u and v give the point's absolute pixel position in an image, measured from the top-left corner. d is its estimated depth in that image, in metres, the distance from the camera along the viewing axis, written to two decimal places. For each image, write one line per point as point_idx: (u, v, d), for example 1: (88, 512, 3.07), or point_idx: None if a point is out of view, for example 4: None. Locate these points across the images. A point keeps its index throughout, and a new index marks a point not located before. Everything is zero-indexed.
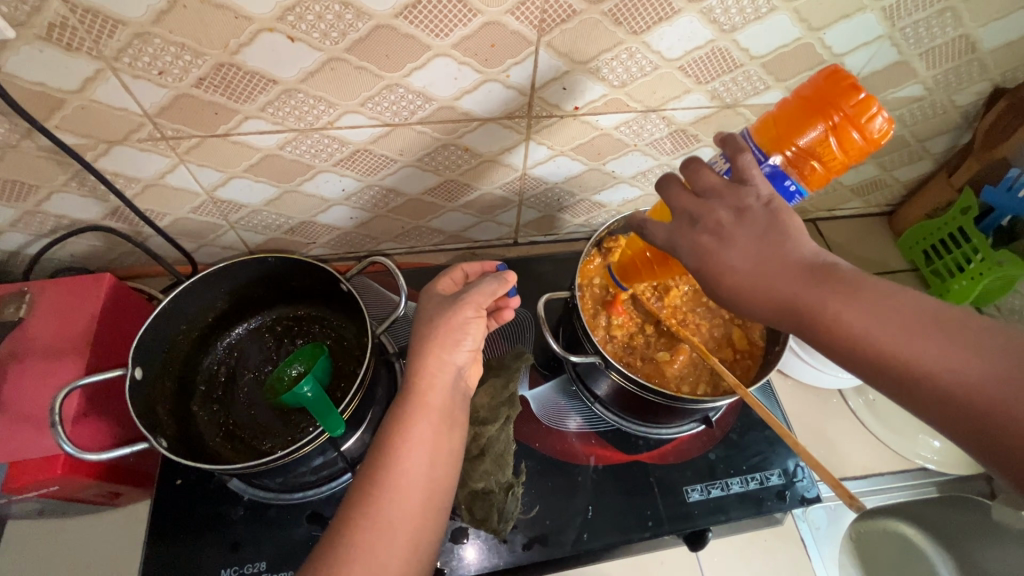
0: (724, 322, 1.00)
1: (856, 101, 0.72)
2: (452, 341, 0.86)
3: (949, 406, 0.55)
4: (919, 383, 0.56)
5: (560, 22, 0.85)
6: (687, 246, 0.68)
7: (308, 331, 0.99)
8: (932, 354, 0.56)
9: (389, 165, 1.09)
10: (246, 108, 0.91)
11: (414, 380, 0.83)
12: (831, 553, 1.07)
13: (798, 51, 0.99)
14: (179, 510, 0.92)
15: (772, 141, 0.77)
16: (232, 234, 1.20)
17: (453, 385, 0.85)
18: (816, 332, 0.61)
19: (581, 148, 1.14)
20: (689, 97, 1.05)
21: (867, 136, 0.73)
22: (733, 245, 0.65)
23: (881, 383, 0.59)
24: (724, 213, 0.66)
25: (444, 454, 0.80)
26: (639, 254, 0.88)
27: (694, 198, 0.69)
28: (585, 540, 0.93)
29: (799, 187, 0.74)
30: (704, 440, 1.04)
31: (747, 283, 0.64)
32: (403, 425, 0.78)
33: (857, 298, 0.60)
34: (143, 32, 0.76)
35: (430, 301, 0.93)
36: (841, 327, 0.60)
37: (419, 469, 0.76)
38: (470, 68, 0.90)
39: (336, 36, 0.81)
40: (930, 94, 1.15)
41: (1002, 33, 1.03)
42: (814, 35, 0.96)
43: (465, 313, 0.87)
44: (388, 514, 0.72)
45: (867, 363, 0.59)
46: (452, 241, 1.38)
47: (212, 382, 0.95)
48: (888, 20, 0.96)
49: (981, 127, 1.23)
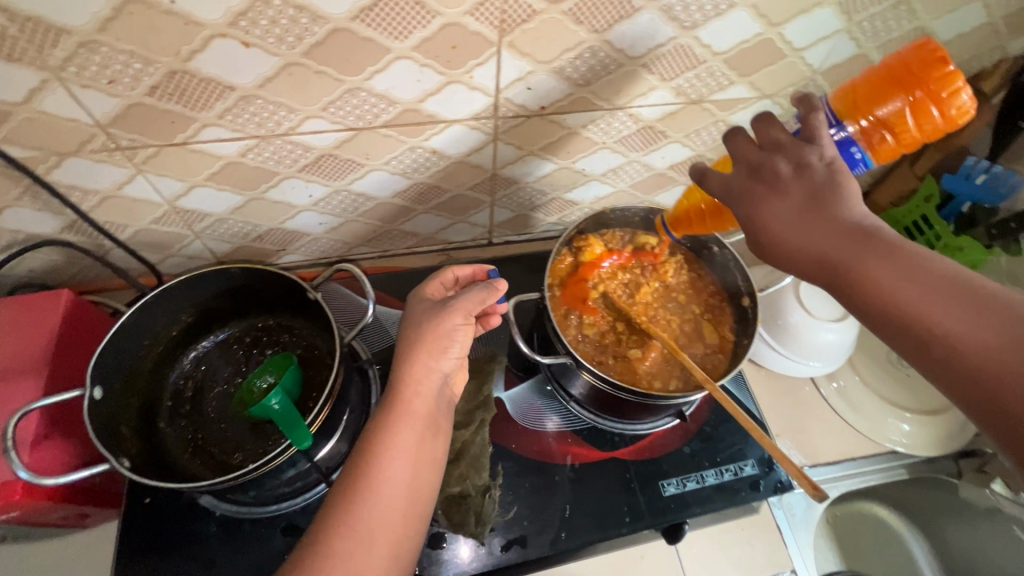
0: (694, 317, 1.02)
1: (941, 77, 0.75)
2: (438, 349, 0.85)
3: (962, 372, 0.58)
4: (941, 352, 0.59)
5: (521, 22, 0.85)
6: (741, 196, 0.74)
7: (278, 340, 0.98)
8: (960, 324, 0.59)
9: (356, 169, 1.07)
10: (204, 115, 0.88)
11: (398, 387, 0.82)
12: (805, 539, 1.10)
13: (759, 47, 1.00)
14: (149, 529, 0.90)
15: (851, 110, 0.82)
16: (197, 244, 1.18)
17: (438, 393, 0.85)
18: (849, 290, 0.66)
19: (550, 147, 1.14)
20: (655, 94, 1.05)
21: (946, 113, 0.77)
22: (785, 198, 0.70)
23: (906, 348, 0.63)
24: (785, 165, 0.71)
25: (425, 463, 0.80)
26: (694, 206, 0.90)
27: (760, 149, 0.74)
28: (563, 539, 0.93)
29: (862, 157, 0.79)
30: (679, 434, 1.05)
31: (787, 237, 0.69)
32: (387, 434, 0.78)
33: (895, 261, 0.63)
34: (88, 40, 0.74)
35: (419, 306, 0.92)
36: (872, 288, 0.64)
37: (401, 479, 0.76)
38: (432, 70, 0.89)
39: (292, 41, 0.80)
40: None
41: (956, 24, 1.06)
42: (774, 30, 0.97)
43: (454, 319, 0.86)
44: (367, 523, 0.72)
45: (894, 326, 0.63)
46: (426, 244, 1.37)
47: (180, 397, 0.93)
48: (845, 15, 0.97)
49: None
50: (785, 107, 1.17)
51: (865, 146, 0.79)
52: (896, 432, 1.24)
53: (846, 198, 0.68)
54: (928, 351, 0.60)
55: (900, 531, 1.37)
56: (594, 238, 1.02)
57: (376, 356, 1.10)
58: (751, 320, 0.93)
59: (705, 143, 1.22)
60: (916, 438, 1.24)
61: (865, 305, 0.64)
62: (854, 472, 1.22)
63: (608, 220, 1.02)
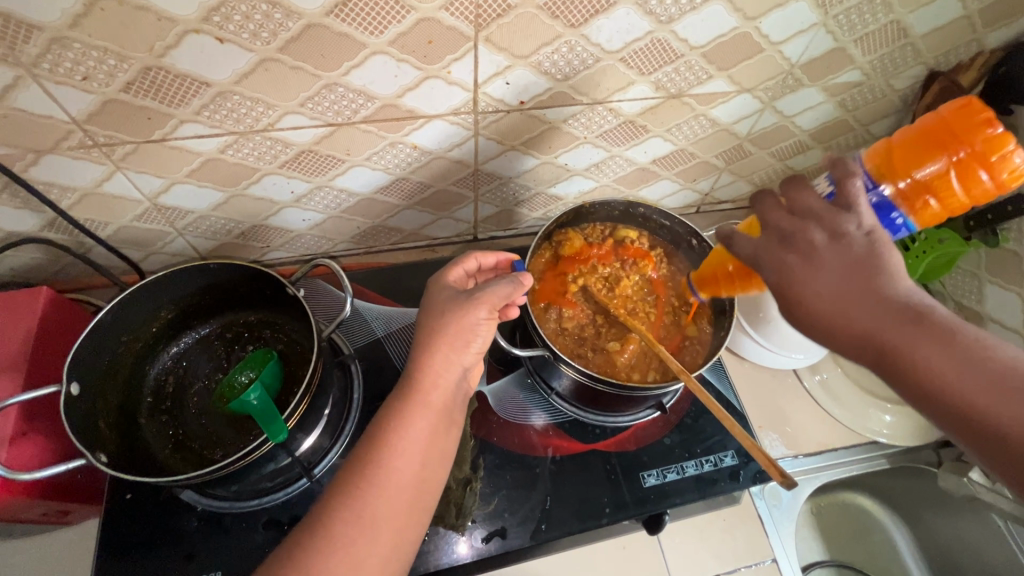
0: (673, 310, 1.03)
1: (986, 139, 0.76)
2: (461, 342, 0.85)
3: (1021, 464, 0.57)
4: (990, 437, 0.59)
5: (497, 17, 0.85)
6: (770, 263, 0.71)
7: (259, 336, 0.98)
8: (1015, 415, 0.57)
9: (337, 165, 1.07)
10: (181, 111, 0.88)
11: (417, 376, 0.82)
12: (785, 529, 1.11)
13: (737, 41, 1.00)
14: (130, 524, 0.91)
15: (891, 172, 0.81)
16: (180, 241, 1.18)
17: (455, 385, 0.85)
18: (897, 371, 0.63)
19: (531, 142, 1.14)
20: (634, 88, 1.06)
21: (996, 174, 0.77)
22: (821, 269, 0.67)
23: (951, 429, 0.62)
24: (818, 235, 0.68)
25: (436, 456, 0.79)
26: (720, 266, 0.89)
27: (790, 216, 0.72)
28: (544, 530, 0.94)
29: (903, 220, 0.79)
30: (659, 425, 1.07)
31: (830, 312, 0.66)
32: (401, 423, 0.77)
33: (943, 344, 0.61)
34: (60, 36, 0.73)
35: (441, 293, 0.90)
36: (921, 373, 0.62)
37: (411, 470, 0.76)
38: (409, 65, 0.90)
39: (266, 36, 0.80)
40: (869, 79, 1.18)
41: (932, 18, 1.06)
42: (751, 24, 0.97)
43: (481, 313, 0.85)
44: (372, 511, 0.72)
45: (943, 412, 0.61)
46: (410, 240, 1.37)
47: (160, 393, 0.94)
48: (821, 8, 0.98)
49: (918, 110, 1.26)
50: (765, 101, 1.17)
51: (907, 211, 0.79)
52: (876, 422, 1.25)
53: (891, 272, 0.65)
54: (979, 439, 0.59)
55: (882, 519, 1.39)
56: (573, 232, 1.03)
57: (359, 351, 1.11)
58: (727, 313, 0.94)
59: (686, 137, 1.22)
60: (897, 428, 1.25)
61: (913, 387, 0.62)
62: (837, 462, 1.23)
63: (588, 214, 1.03)
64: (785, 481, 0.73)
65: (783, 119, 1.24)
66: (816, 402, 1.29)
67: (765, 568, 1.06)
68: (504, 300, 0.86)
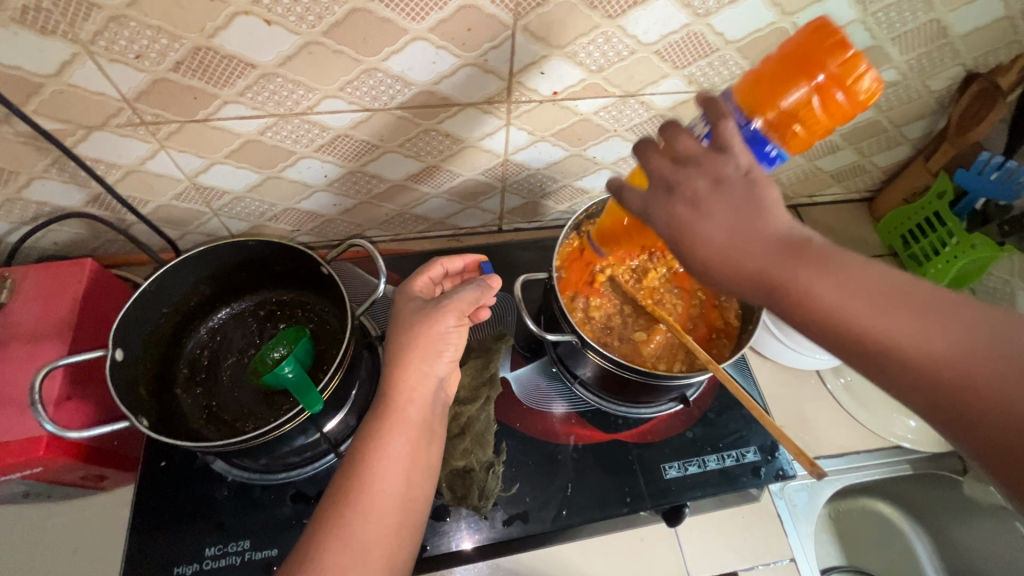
0: (700, 303, 1.03)
1: (841, 60, 0.69)
2: (432, 353, 0.87)
3: (923, 382, 0.54)
4: (893, 364, 0.55)
5: (536, 6, 0.86)
6: (661, 217, 0.63)
7: (292, 315, 1.00)
8: (904, 332, 0.54)
9: (371, 150, 1.09)
10: (226, 92, 0.91)
11: (392, 393, 0.83)
12: (806, 529, 1.10)
13: (774, 36, 1.00)
14: (163, 491, 0.93)
15: (755, 104, 0.72)
16: (215, 221, 1.21)
17: (431, 398, 0.86)
18: (789, 308, 0.57)
19: (561, 133, 1.15)
20: (667, 82, 1.06)
21: (852, 96, 0.70)
22: (708, 218, 0.59)
23: (853, 361, 0.58)
24: (701, 182, 0.61)
25: (419, 472, 0.81)
26: (617, 221, 0.89)
27: (672, 165, 0.63)
28: (564, 517, 0.95)
29: (778, 154, 0.72)
30: (681, 418, 1.07)
31: (720, 254, 0.59)
32: (378, 443, 0.79)
33: (832, 273, 0.56)
34: (118, 14, 0.76)
35: (409, 303, 0.93)
36: (812, 305, 0.56)
37: (392, 488, 0.77)
38: (448, 53, 0.91)
39: (312, 20, 0.82)
40: (905, 78, 1.17)
41: (973, 17, 1.05)
42: (790, 20, 0.97)
43: (444, 325, 0.87)
44: (359, 537, 0.73)
45: (847, 343, 0.56)
46: (436, 229, 1.39)
47: (196, 366, 0.97)
48: (860, 5, 0.97)
49: (956, 110, 1.24)
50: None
51: (778, 143, 0.71)
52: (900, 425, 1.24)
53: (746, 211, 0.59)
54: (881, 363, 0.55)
55: (903, 527, 1.37)
56: None
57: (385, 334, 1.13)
58: (755, 305, 0.94)
59: None
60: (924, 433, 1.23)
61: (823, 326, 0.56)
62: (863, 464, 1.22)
63: None
64: (814, 470, 0.72)
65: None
66: (838, 405, 1.27)
67: (785, 566, 1.05)
68: (469, 308, 0.89)
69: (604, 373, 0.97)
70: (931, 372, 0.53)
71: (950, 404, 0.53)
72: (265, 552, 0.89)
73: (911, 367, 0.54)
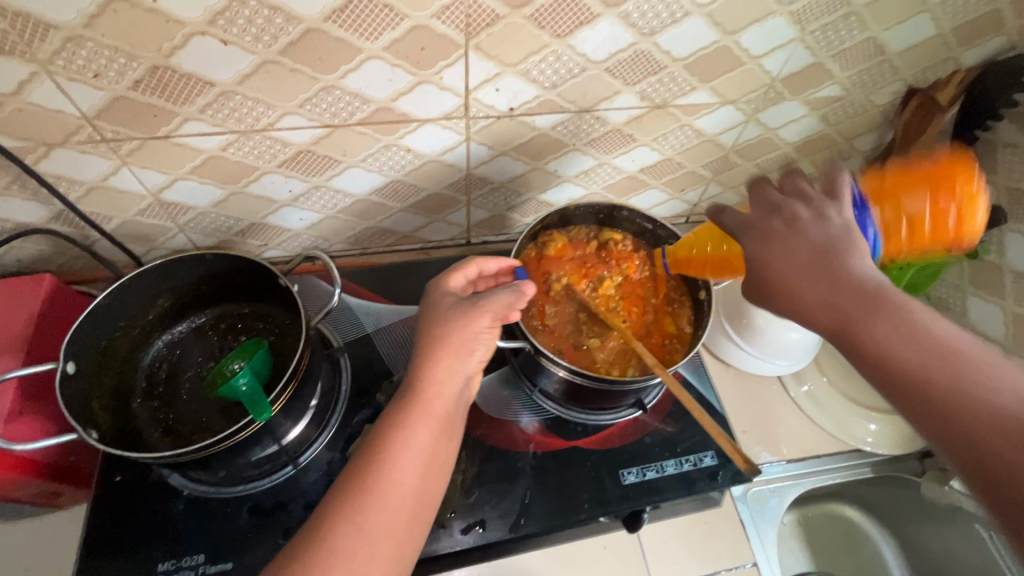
0: (655, 311, 1.06)
1: None
2: (464, 351, 0.88)
3: (964, 447, 0.60)
4: (939, 422, 0.63)
5: (486, 26, 0.90)
6: (753, 236, 0.84)
7: (252, 327, 1.01)
8: (959, 389, 0.63)
9: (334, 166, 1.12)
10: (186, 110, 0.93)
11: (420, 384, 0.84)
12: (769, 534, 1.11)
13: (719, 55, 1.05)
14: (118, 506, 0.93)
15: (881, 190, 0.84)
16: (181, 236, 1.22)
17: (455, 395, 0.87)
18: (857, 349, 0.71)
19: (522, 147, 1.19)
20: (620, 98, 1.10)
21: None
22: (796, 236, 0.79)
23: (908, 415, 0.66)
24: (803, 211, 0.82)
25: (437, 464, 0.81)
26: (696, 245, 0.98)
27: (780, 195, 0.86)
28: (523, 524, 0.95)
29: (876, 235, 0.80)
30: (640, 425, 1.08)
31: (799, 292, 0.76)
32: (405, 429, 0.79)
33: (899, 327, 0.68)
34: (76, 35, 0.79)
35: (444, 297, 0.93)
36: (877, 351, 0.68)
37: (409, 484, 0.76)
38: (403, 70, 0.94)
39: (268, 40, 0.85)
40: (849, 93, 1.22)
41: (906, 36, 1.11)
42: (732, 39, 1.02)
43: (479, 323, 0.89)
44: (376, 522, 0.72)
45: (895, 374, 0.67)
46: (404, 242, 1.41)
47: (154, 380, 0.97)
48: (797, 24, 1.03)
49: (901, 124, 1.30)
50: (748, 113, 1.22)
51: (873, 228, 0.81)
52: (858, 427, 1.27)
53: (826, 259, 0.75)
54: (921, 394, 0.64)
55: (871, 531, 1.38)
56: (558, 233, 1.08)
57: (348, 345, 1.14)
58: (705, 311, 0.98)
59: (673, 146, 1.27)
60: (881, 436, 1.25)
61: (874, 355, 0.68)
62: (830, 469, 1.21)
63: (574, 216, 1.08)
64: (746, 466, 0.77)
65: (766, 132, 1.28)
66: (798, 411, 1.30)
67: (747, 570, 1.06)
68: (505, 309, 0.90)
69: (561, 380, 0.99)
70: (961, 406, 0.62)
71: (981, 472, 0.59)
72: (220, 567, 0.88)
73: (943, 416, 0.62)
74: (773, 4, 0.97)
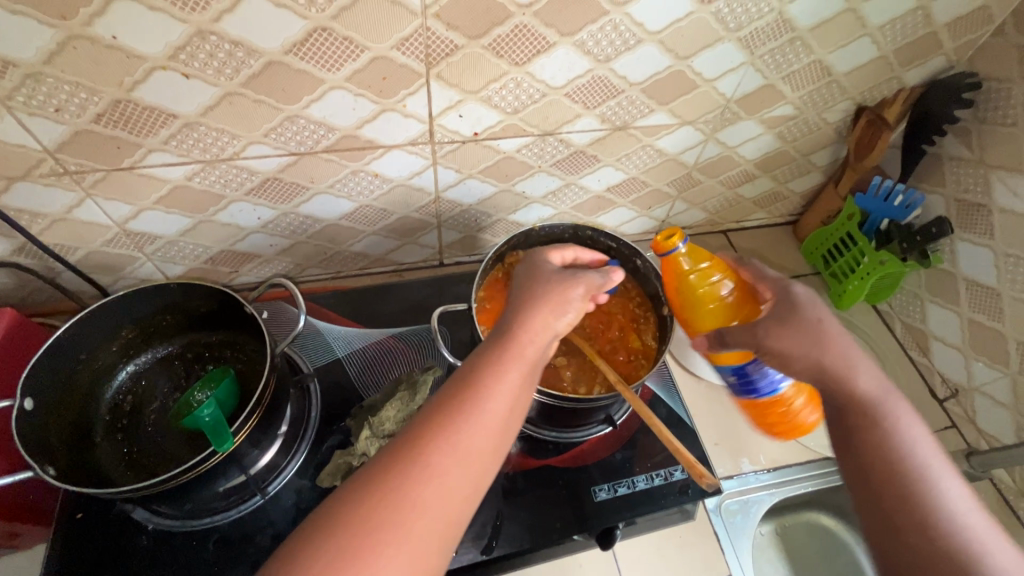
0: (620, 327, 1.09)
1: None
2: (561, 305, 0.80)
3: (907, 546, 0.71)
4: (899, 518, 0.72)
5: (446, 56, 0.93)
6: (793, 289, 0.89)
7: (219, 356, 1.01)
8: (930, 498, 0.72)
9: (302, 192, 1.13)
10: (149, 141, 0.94)
11: (514, 328, 0.76)
12: (742, 546, 1.12)
13: (672, 78, 1.09)
14: (78, 544, 0.91)
15: None
16: (148, 265, 1.21)
17: (546, 352, 0.77)
18: (862, 434, 0.78)
19: (488, 170, 1.21)
20: (581, 121, 1.14)
21: None
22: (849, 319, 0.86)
23: (872, 504, 0.75)
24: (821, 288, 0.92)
25: (521, 413, 0.70)
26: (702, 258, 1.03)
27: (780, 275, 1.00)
28: (495, 546, 0.95)
29: None
30: (611, 441, 1.09)
31: (837, 368, 0.81)
32: (499, 365, 0.70)
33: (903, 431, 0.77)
34: (35, 72, 0.80)
35: (539, 263, 0.90)
36: (878, 442, 0.77)
37: (480, 441, 0.64)
38: (367, 99, 0.96)
39: (230, 73, 0.87)
40: (802, 112, 1.27)
41: (851, 58, 1.16)
42: (683, 63, 1.06)
43: (575, 288, 0.83)
44: (463, 451, 0.63)
45: (875, 474, 0.76)
46: (377, 265, 1.41)
47: (117, 412, 0.96)
48: (746, 49, 1.07)
49: (852, 140, 1.35)
50: (707, 134, 1.26)
51: None
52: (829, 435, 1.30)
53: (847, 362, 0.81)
54: (897, 497, 0.73)
55: (847, 538, 1.40)
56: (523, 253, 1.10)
57: (318, 370, 1.14)
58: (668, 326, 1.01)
59: (636, 165, 1.30)
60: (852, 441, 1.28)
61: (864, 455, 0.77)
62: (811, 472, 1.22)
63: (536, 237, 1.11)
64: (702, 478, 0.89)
65: (725, 151, 1.33)
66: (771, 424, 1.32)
67: None
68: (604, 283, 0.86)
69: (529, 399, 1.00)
70: (927, 514, 0.71)
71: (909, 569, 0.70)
72: None
73: (906, 517, 0.72)
74: (721, 30, 1.02)
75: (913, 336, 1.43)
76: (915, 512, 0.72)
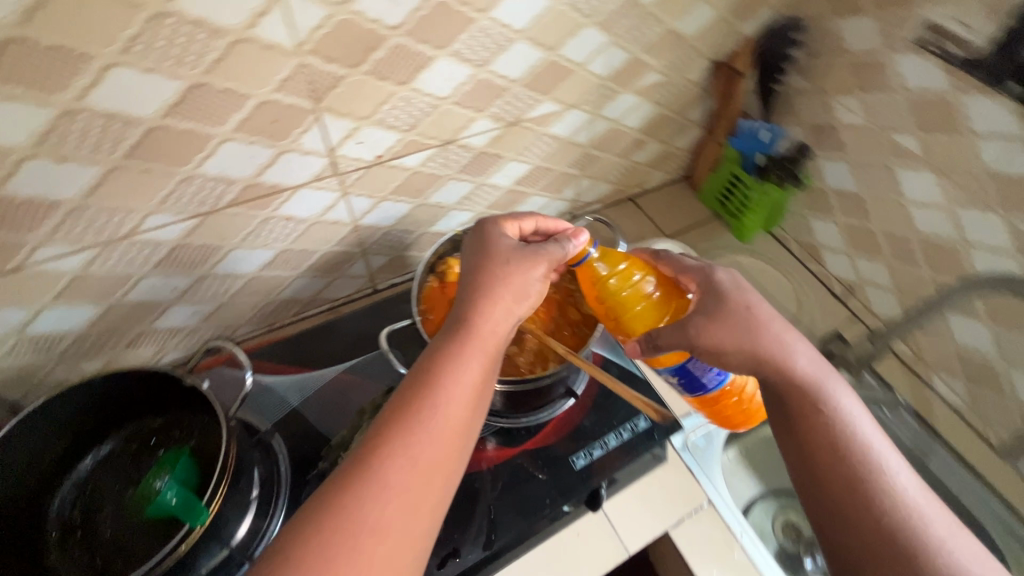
0: (556, 305, 1.16)
1: None
2: (522, 289, 0.85)
3: (852, 526, 0.76)
4: (844, 498, 0.78)
5: (329, 88, 0.94)
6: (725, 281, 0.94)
7: (167, 438, 0.96)
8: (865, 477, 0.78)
9: (214, 252, 1.10)
10: (33, 234, 0.88)
11: (473, 319, 0.80)
12: (714, 470, 1.21)
13: (546, 69, 1.16)
14: None
15: None
16: (61, 366, 1.12)
17: (504, 339, 0.83)
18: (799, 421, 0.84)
19: (399, 189, 1.23)
20: (476, 124, 1.18)
21: None
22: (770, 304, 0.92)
23: (812, 488, 0.81)
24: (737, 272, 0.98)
25: (479, 401, 0.77)
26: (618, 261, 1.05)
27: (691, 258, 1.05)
28: (494, 539, 0.99)
29: None
30: (576, 411, 1.16)
31: (775, 360, 0.86)
32: (453, 365, 0.76)
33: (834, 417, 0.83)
34: None
35: (494, 232, 0.94)
36: (812, 427, 0.83)
37: (438, 445, 0.71)
38: (261, 146, 0.96)
39: (108, 147, 0.83)
40: (669, 76, 1.39)
41: (695, 21, 1.29)
42: (551, 53, 1.13)
43: (532, 270, 0.87)
44: (415, 451, 0.70)
45: (817, 456, 0.81)
46: (310, 307, 1.39)
47: (68, 526, 0.89)
48: (606, 30, 1.17)
49: (717, 94, 1.50)
50: (592, 111, 1.35)
51: None
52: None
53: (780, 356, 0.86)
54: (841, 482, 0.78)
55: None
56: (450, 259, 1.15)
57: (276, 425, 1.11)
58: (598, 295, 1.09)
59: (537, 155, 1.37)
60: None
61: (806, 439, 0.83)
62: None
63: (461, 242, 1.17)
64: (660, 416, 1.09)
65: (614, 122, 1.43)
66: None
67: (707, 512, 1.14)
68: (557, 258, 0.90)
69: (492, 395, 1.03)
70: (862, 490, 0.77)
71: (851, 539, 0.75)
72: None
73: (848, 493, 0.77)
74: (579, 17, 1.11)
75: (808, 250, 1.61)
76: (854, 490, 0.77)
